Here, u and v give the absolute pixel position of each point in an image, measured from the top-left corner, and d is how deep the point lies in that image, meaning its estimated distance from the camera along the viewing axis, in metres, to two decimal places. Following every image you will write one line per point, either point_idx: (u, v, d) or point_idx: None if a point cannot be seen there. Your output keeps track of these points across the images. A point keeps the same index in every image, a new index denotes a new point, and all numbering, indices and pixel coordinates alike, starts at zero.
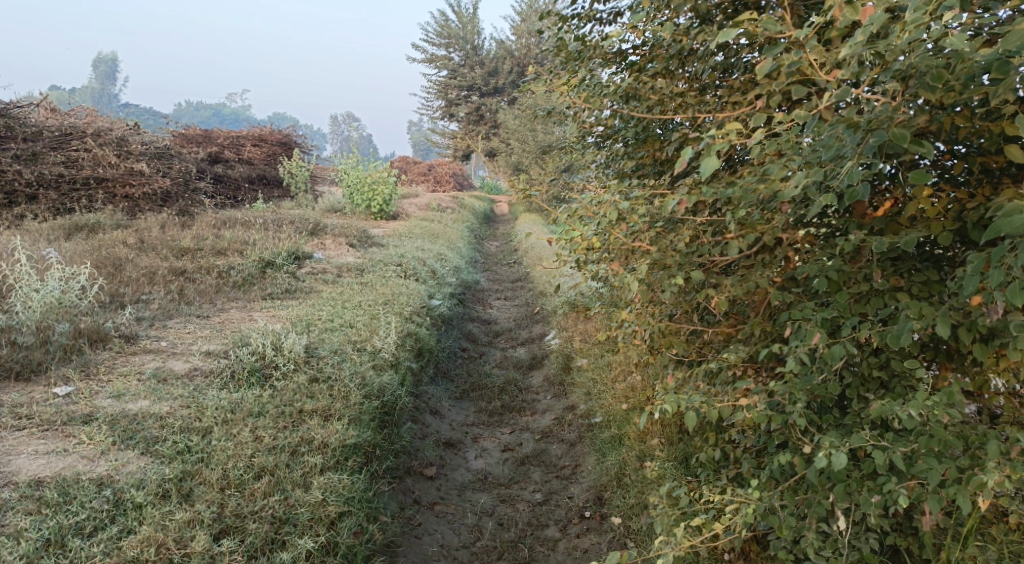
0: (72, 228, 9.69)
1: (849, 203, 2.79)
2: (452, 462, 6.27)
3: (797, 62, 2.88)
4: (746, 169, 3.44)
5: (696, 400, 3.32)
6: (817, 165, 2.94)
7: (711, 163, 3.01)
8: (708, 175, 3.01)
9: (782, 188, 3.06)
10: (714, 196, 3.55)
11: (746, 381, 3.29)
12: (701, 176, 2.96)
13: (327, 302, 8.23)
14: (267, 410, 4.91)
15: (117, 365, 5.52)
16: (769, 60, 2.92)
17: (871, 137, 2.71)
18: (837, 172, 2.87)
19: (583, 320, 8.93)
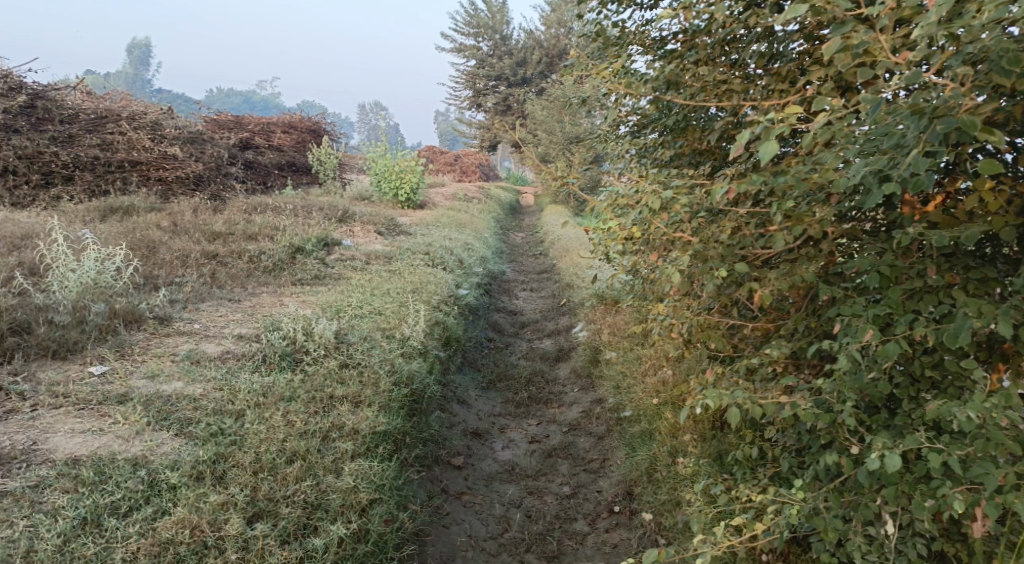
0: (107, 210, 9.79)
1: (911, 192, 2.71)
2: (480, 452, 6.25)
3: (866, 43, 2.81)
4: (794, 160, 3.37)
5: (739, 396, 3.26)
6: (877, 153, 2.86)
7: (771, 148, 2.93)
8: (765, 160, 2.93)
9: (837, 179, 2.98)
10: (760, 187, 3.47)
11: (791, 379, 3.22)
12: (760, 161, 2.89)
13: (356, 288, 8.24)
14: (298, 395, 4.90)
15: (151, 346, 5.56)
16: (836, 39, 2.86)
17: (938, 124, 2.64)
18: (897, 163, 2.79)
19: (611, 313, 8.86)
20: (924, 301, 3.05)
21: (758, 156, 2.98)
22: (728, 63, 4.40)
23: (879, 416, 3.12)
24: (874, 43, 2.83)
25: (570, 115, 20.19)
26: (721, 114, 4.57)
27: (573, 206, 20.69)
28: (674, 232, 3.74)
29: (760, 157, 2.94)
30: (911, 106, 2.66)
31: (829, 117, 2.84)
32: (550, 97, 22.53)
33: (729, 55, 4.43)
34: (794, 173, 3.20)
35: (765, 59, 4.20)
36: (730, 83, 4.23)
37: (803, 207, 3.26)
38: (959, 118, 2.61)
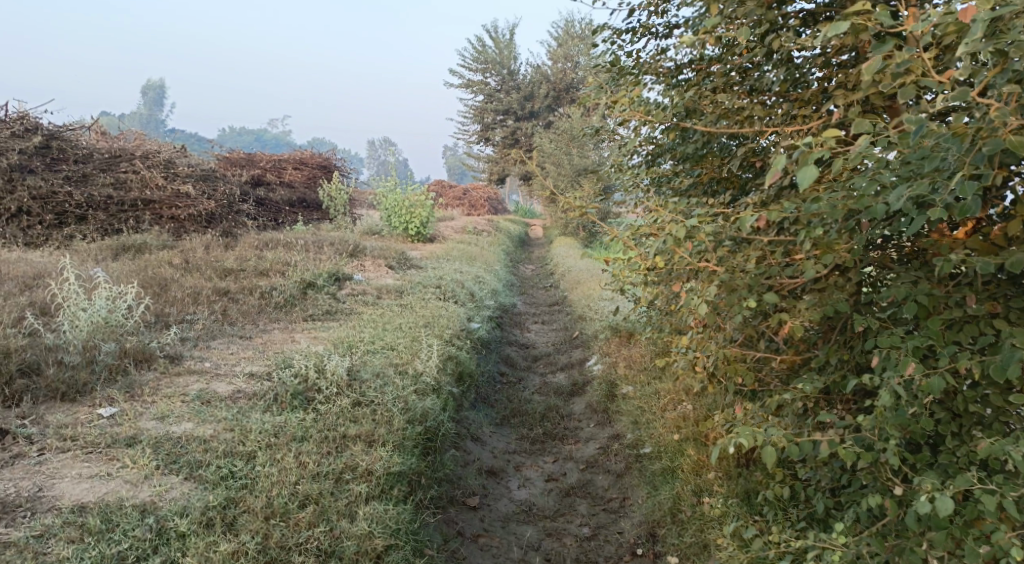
0: (120, 248, 9.77)
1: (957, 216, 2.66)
2: (495, 491, 6.10)
3: (909, 61, 2.78)
4: (824, 188, 3.31)
5: (775, 434, 3.15)
6: (917, 177, 2.81)
7: (811, 174, 2.81)
8: (804, 185, 2.81)
9: (874, 205, 2.90)
10: (788, 215, 3.39)
11: (828, 415, 3.12)
12: (800, 187, 2.78)
13: (368, 323, 8.14)
14: (311, 435, 4.77)
15: (161, 386, 5.45)
16: (878, 58, 2.82)
17: (984, 146, 2.61)
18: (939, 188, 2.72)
19: (626, 346, 8.71)
20: (964, 330, 2.96)
21: (796, 181, 2.86)
22: (745, 90, 4.41)
23: (922, 454, 3.00)
24: (914, 63, 2.82)
25: (579, 147, 20.18)
26: (743, 141, 4.50)
27: (583, 237, 20.60)
28: (699, 262, 3.65)
29: (799, 183, 2.83)
30: (956, 128, 2.63)
31: (870, 139, 2.79)
32: (558, 130, 22.56)
33: (747, 82, 4.43)
34: (827, 199, 3.13)
35: (788, 86, 4.15)
36: (752, 110, 4.19)
37: (834, 235, 3.20)
38: (1006, 139, 2.58)
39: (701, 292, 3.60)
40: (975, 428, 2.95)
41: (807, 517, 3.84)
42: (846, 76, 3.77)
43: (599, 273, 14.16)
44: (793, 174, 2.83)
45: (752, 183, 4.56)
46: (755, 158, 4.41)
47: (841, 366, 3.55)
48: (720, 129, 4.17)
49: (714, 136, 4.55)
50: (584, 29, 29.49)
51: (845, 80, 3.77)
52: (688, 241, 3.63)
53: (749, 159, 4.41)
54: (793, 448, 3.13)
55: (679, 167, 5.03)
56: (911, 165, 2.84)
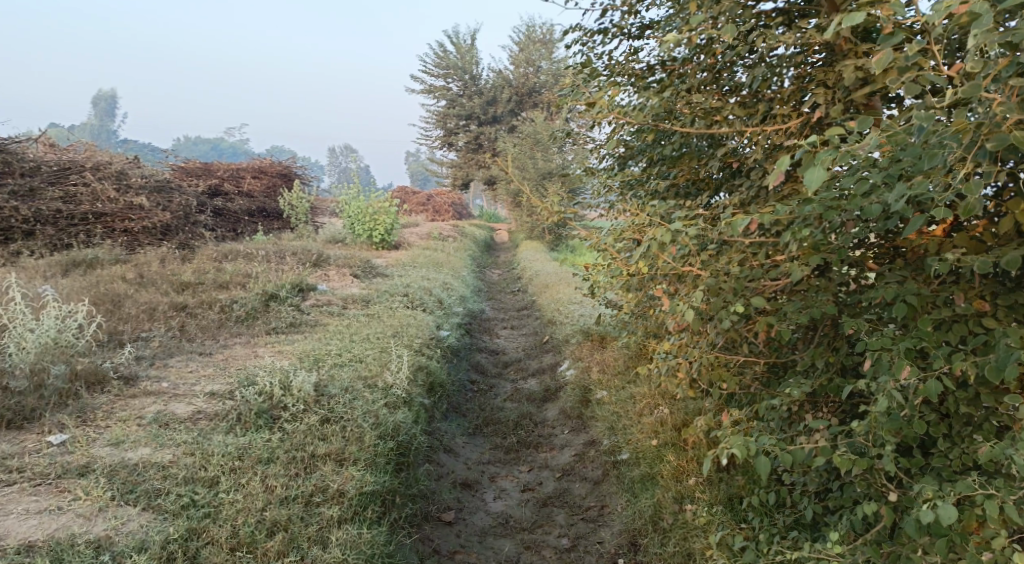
0: (71, 264, 9.42)
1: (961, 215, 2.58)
2: (471, 504, 5.92)
3: (917, 54, 2.68)
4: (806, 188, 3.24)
5: (766, 442, 3.04)
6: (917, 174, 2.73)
7: (819, 175, 2.65)
8: (813, 187, 2.65)
9: (870, 205, 2.82)
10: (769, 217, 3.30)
11: (819, 422, 3.03)
12: (811, 190, 2.62)
13: (335, 335, 7.91)
14: (278, 456, 4.55)
15: (116, 409, 5.19)
16: (886, 51, 2.72)
17: (989, 142, 2.53)
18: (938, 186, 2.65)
19: (599, 350, 8.58)
20: (953, 331, 2.89)
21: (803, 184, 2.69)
22: (719, 91, 4.33)
23: (916, 459, 2.91)
24: (921, 57, 2.75)
25: (543, 151, 20.03)
26: (719, 142, 4.40)
27: (549, 241, 20.50)
28: (682, 266, 3.55)
29: (806, 185, 2.67)
30: (956, 124, 2.56)
31: (874, 136, 2.69)
32: (521, 134, 22.40)
33: (722, 83, 4.34)
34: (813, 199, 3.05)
35: (765, 84, 4.06)
36: (729, 110, 4.09)
37: (819, 236, 3.12)
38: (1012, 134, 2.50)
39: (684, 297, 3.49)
40: (968, 431, 2.86)
41: (793, 523, 3.74)
42: (824, 74, 3.69)
43: (567, 277, 14.02)
44: (800, 175, 2.67)
45: (727, 184, 4.45)
46: (732, 158, 4.32)
47: (827, 369, 3.46)
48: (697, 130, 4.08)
49: (689, 136, 4.44)
50: (545, 33, 29.46)
51: (823, 79, 3.69)
52: (671, 245, 3.53)
53: (726, 160, 4.32)
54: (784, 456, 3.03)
55: (653, 169, 4.91)
56: (909, 162, 2.76)
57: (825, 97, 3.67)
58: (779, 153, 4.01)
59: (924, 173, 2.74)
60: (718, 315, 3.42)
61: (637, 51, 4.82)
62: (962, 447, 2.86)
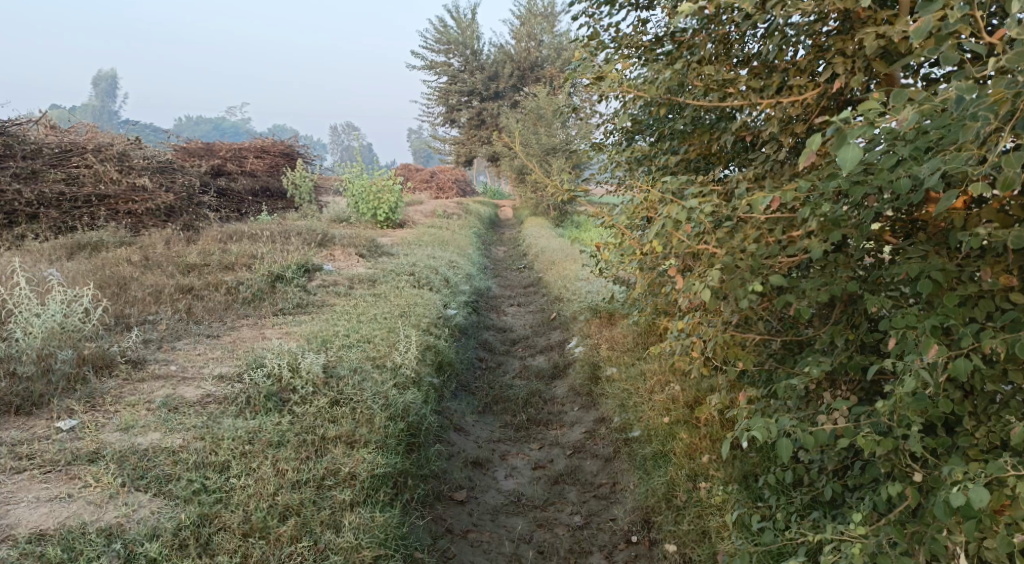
0: (75, 247, 9.39)
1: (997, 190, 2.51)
2: (482, 483, 5.90)
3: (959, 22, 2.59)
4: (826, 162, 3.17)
5: (789, 423, 2.99)
6: (952, 148, 2.65)
7: (852, 155, 2.61)
8: (846, 166, 2.60)
9: (902, 180, 2.75)
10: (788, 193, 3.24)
11: (841, 402, 2.98)
12: (845, 171, 2.57)
13: (342, 315, 7.87)
14: (288, 439, 4.51)
15: (124, 394, 5.16)
16: (927, 20, 2.64)
17: None
18: (975, 160, 2.57)
19: (608, 327, 8.51)
20: (979, 306, 2.83)
21: (837, 163, 2.64)
22: (732, 62, 4.27)
23: (940, 438, 2.86)
24: (965, 25, 2.68)
25: (547, 126, 19.83)
26: (731, 115, 4.31)
27: (554, 217, 20.40)
28: (698, 245, 3.49)
29: (840, 164, 2.62)
30: (995, 95, 2.48)
31: (912, 110, 2.62)
32: (524, 109, 22.18)
33: (735, 54, 4.27)
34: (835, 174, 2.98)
35: (781, 54, 3.94)
36: (744, 80, 4.01)
37: (840, 211, 3.05)
38: None
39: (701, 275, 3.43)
40: (994, 409, 2.81)
41: (811, 500, 3.70)
42: (843, 42, 3.58)
43: (573, 253, 13.93)
44: (834, 154, 2.63)
45: (742, 158, 4.37)
46: (746, 132, 4.22)
47: (846, 346, 3.40)
48: (714, 102, 4.01)
49: (701, 109, 4.34)
50: (546, 6, 29.08)
51: (841, 47, 3.58)
52: (687, 223, 3.46)
53: (739, 134, 4.22)
54: (807, 438, 3.00)
55: (663, 144, 4.83)
56: (942, 134, 2.68)
57: (844, 66, 3.56)
58: (795, 125, 3.92)
59: (955, 146, 2.66)
60: (735, 294, 3.36)
61: (646, 23, 4.71)
62: (987, 424, 2.81)
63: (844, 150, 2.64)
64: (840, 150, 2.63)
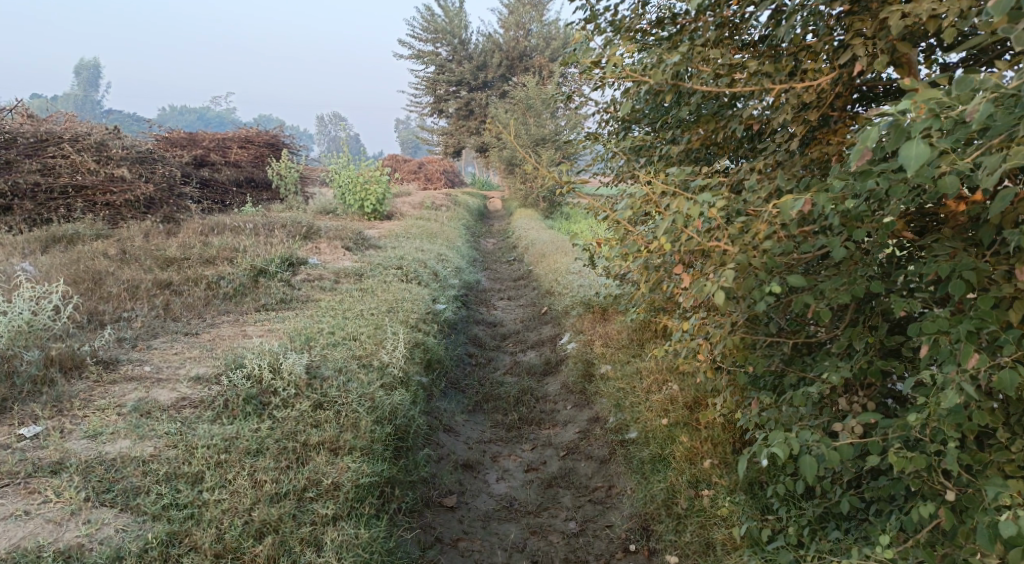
0: (50, 241, 9.12)
1: None
2: (472, 487, 5.66)
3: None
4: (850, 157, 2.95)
5: (811, 438, 2.76)
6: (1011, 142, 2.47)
7: (917, 152, 2.43)
8: (911, 165, 2.43)
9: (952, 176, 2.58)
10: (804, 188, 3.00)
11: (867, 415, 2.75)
12: (910, 171, 2.40)
13: (326, 311, 7.60)
14: (267, 446, 4.25)
15: (94, 397, 4.88)
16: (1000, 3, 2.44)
17: None
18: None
19: (601, 323, 8.26)
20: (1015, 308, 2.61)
21: (900, 160, 2.46)
22: (737, 46, 4.04)
23: (974, 454, 2.63)
24: None
25: (536, 117, 19.51)
26: (737, 103, 4.06)
27: (544, 208, 20.13)
28: (709, 242, 3.25)
29: (903, 162, 2.45)
30: None
31: (978, 102, 2.43)
32: (514, 99, 21.82)
33: (740, 36, 4.06)
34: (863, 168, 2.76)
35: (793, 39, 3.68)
36: (753, 65, 3.76)
37: (864, 207, 2.83)
38: None
39: (711, 275, 3.18)
40: None
41: (824, 511, 3.48)
42: (861, 22, 3.32)
43: (563, 246, 13.66)
44: (898, 153, 2.46)
45: (750, 148, 4.13)
46: (754, 121, 3.97)
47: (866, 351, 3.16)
48: (724, 88, 3.78)
49: (706, 96, 4.07)
50: None
51: (861, 27, 3.32)
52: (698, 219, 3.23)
53: (745, 123, 3.97)
54: (828, 455, 2.78)
55: (663, 134, 4.60)
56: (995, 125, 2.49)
57: (863, 47, 3.30)
58: (807, 112, 3.68)
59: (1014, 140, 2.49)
60: (750, 295, 3.13)
61: (645, 5, 4.45)
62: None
63: (907, 147, 2.46)
64: (904, 148, 2.45)
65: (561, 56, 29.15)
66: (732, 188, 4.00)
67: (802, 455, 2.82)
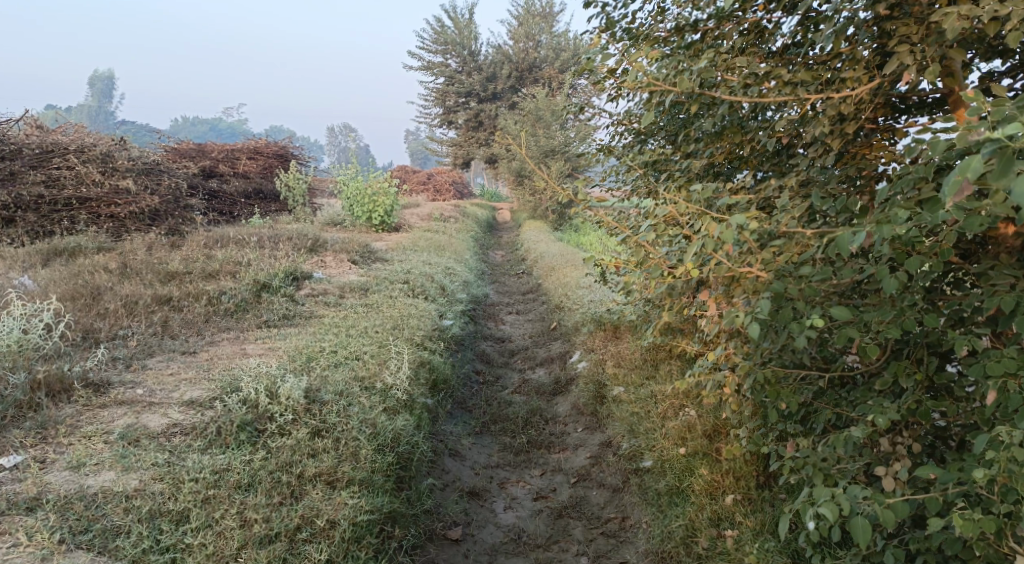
0: (51, 254, 8.94)
1: None
2: (478, 516, 5.38)
3: None
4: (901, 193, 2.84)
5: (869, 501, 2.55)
6: None
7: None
8: None
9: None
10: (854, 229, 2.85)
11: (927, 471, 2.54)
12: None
13: (330, 328, 7.36)
14: (259, 480, 4.00)
15: (81, 422, 4.65)
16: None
17: None
18: None
19: (613, 341, 7.97)
20: None
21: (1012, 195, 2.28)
22: (763, 54, 3.84)
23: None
24: None
25: (546, 128, 19.26)
26: (765, 115, 3.83)
27: (553, 220, 19.84)
28: (742, 269, 3.01)
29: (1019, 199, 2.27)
30: None
31: None
32: (524, 110, 21.56)
33: (766, 44, 3.87)
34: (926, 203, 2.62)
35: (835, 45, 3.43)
36: (786, 73, 3.54)
37: (917, 237, 2.67)
38: None
39: (745, 304, 2.94)
40: None
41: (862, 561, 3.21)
42: (907, 27, 3.10)
43: (573, 259, 13.39)
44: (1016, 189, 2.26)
45: (778, 164, 3.90)
46: (783, 134, 3.73)
47: (912, 389, 2.91)
48: (754, 97, 3.56)
49: (731, 106, 3.84)
50: None
51: (908, 32, 3.10)
52: (731, 243, 2.98)
53: (773, 136, 3.74)
54: (883, 514, 2.56)
55: (683, 147, 4.35)
56: None
57: (910, 56, 3.07)
58: (845, 124, 3.45)
59: None
60: (788, 327, 2.88)
61: (665, 11, 4.20)
62: None
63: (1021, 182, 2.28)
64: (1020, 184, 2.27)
65: (572, 67, 28.93)
66: (759, 205, 3.76)
67: (855, 516, 2.59)
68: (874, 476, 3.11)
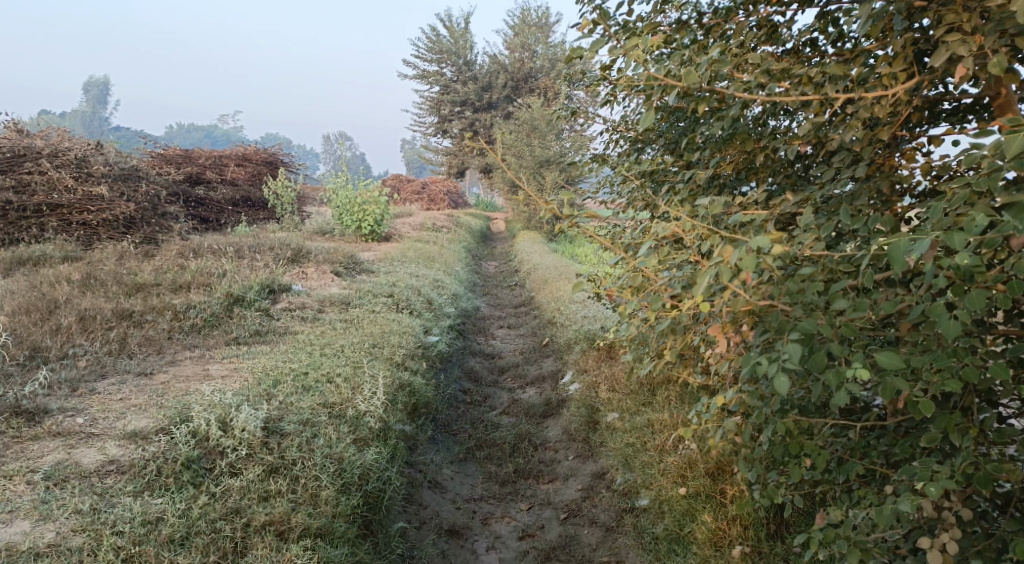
0: (14, 263, 8.42)
1: None
2: (457, 559, 4.85)
3: None
4: (961, 218, 2.48)
5: None
6: None
7: None
8: None
9: None
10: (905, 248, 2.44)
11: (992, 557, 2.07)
12: None
13: (303, 346, 6.84)
14: (195, 535, 3.57)
15: (5, 459, 4.12)
16: None
17: None
18: None
19: (607, 361, 7.44)
20: None
21: None
22: (776, 52, 3.38)
23: None
24: None
25: (541, 138, 18.80)
26: (780, 117, 3.37)
27: (548, 231, 19.34)
28: (763, 302, 2.52)
29: None
30: None
31: None
32: (519, 119, 21.11)
33: (780, 40, 3.41)
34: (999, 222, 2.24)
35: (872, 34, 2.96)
36: (809, 71, 3.06)
37: (981, 257, 2.27)
38: None
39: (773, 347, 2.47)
40: None
41: None
42: (957, 14, 2.64)
43: (566, 271, 12.89)
44: None
45: (794, 179, 3.46)
46: (801, 142, 3.26)
47: (966, 448, 2.44)
48: (772, 96, 3.07)
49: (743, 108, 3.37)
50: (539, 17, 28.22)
51: (958, 20, 2.63)
52: (750, 272, 2.49)
53: (791, 143, 3.26)
54: None
55: (686, 154, 3.88)
56: None
57: (964, 47, 2.63)
58: (879, 129, 3.00)
59: None
60: (824, 376, 2.42)
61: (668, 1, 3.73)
62: None
63: None
64: None
65: None
66: (775, 222, 3.29)
67: None
68: (915, 545, 2.61)
